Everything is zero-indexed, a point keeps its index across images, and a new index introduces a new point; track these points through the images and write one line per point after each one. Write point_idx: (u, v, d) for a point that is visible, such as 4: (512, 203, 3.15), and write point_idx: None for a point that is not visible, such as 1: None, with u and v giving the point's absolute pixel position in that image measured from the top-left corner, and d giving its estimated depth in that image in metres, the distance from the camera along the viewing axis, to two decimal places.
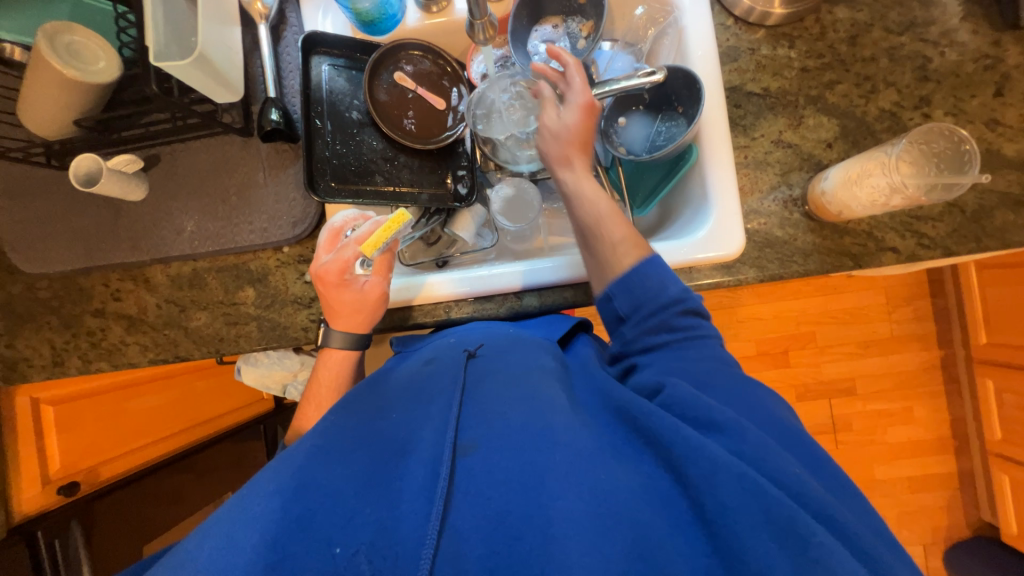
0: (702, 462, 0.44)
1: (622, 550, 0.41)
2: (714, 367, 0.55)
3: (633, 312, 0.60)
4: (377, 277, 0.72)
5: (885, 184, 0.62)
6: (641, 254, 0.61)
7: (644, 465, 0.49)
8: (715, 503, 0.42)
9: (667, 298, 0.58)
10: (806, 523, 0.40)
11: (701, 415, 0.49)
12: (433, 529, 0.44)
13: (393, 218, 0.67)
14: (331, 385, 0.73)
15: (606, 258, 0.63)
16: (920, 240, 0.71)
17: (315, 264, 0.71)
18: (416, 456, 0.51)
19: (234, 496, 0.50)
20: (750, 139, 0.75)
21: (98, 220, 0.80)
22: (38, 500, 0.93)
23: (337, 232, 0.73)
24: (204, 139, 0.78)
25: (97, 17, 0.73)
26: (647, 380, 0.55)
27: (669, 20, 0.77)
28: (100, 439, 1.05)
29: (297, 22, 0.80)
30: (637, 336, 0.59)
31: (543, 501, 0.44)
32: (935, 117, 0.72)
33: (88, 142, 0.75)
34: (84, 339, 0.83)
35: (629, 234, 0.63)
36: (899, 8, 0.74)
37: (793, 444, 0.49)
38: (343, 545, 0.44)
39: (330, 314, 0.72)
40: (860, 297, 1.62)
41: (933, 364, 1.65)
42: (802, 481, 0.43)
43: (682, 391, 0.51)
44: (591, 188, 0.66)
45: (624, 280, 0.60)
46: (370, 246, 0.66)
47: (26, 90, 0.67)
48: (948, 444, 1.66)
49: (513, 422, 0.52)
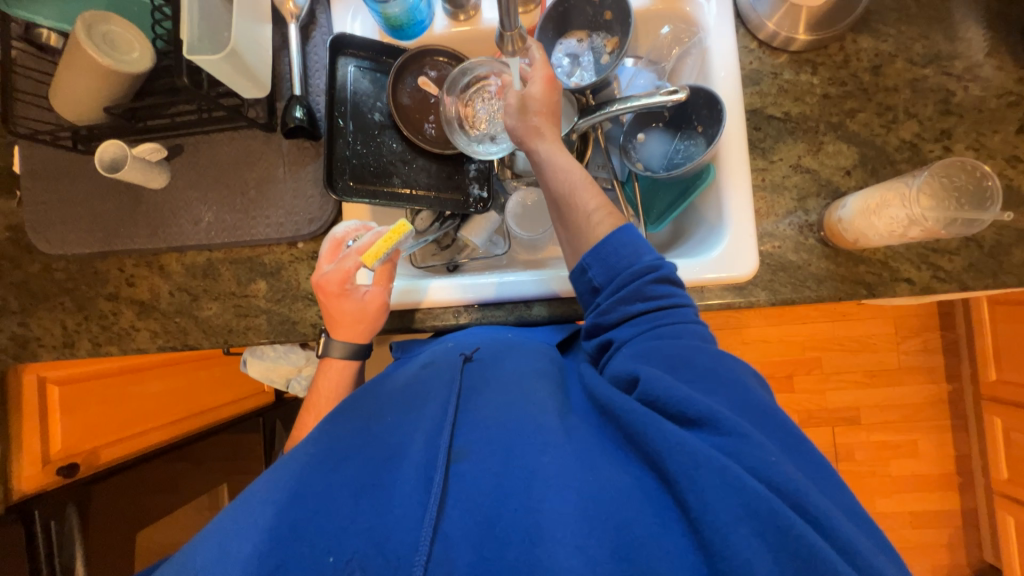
0: (679, 458, 0.43)
1: (606, 550, 0.42)
2: (690, 344, 0.53)
3: (611, 299, 0.57)
4: (378, 286, 0.72)
5: (904, 216, 0.62)
6: (615, 223, 0.60)
7: (629, 464, 0.47)
8: (695, 496, 0.41)
9: (647, 285, 0.56)
10: (785, 515, 0.39)
11: (678, 409, 0.47)
12: (425, 537, 0.44)
13: (394, 229, 0.71)
14: (330, 395, 0.73)
15: (579, 225, 0.62)
16: (936, 273, 0.70)
17: (317, 274, 0.72)
18: (408, 461, 0.51)
19: (228, 507, 0.50)
20: (768, 161, 0.75)
21: (119, 205, 0.81)
22: (37, 479, 0.93)
23: (339, 243, 0.73)
24: (227, 133, 0.79)
25: (134, 8, 0.74)
26: (622, 368, 0.53)
27: (693, 40, 0.78)
28: (102, 421, 1.06)
29: (326, 23, 0.81)
30: (615, 322, 0.58)
31: (531, 506, 0.45)
32: (955, 151, 0.72)
33: (115, 129, 0.77)
34: (95, 322, 0.83)
35: (605, 204, 0.62)
36: (924, 40, 0.74)
37: (772, 425, 0.47)
38: (337, 553, 0.44)
39: (331, 323, 0.72)
40: (869, 325, 1.61)
41: (940, 398, 1.62)
42: (782, 470, 0.42)
43: (659, 383, 0.48)
44: (566, 159, 0.65)
45: (598, 250, 0.59)
46: (371, 256, 0.69)
47: (63, 77, 0.69)
48: (953, 480, 1.63)
49: (500, 425, 0.51)
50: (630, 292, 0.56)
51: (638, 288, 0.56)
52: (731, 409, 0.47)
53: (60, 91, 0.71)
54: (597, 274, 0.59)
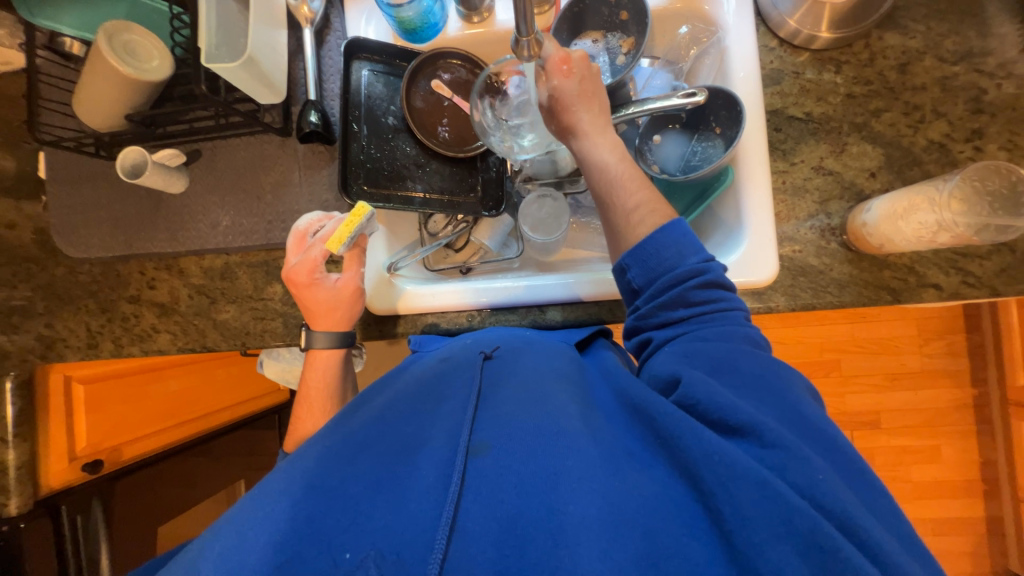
0: (719, 468, 0.43)
1: (631, 555, 0.41)
2: (739, 349, 0.52)
3: (651, 303, 0.57)
4: (348, 272, 0.73)
5: (933, 221, 0.60)
6: (662, 219, 0.59)
7: (657, 471, 0.47)
8: (734, 512, 0.41)
9: (693, 290, 0.55)
10: (828, 534, 0.38)
11: (719, 415, 0.46)
12: (442, 532, 0.44)
13: (354, 212, 0.69)
14: (319, 387, 0.74)
15: (621, 225, 0.61)
16: (965, 278, 0.68)
17: (286, 267, 0.72)
18: (429, 454, 0.51)
19: (246, 496, 0.50)
20: (789, 164, 0.73)
21: (140, 210, 0.82)
22: (65, 475, 0.95)
23: (303, 235, 0.73)
24: (244, 137, 0.80)
25: (153, 16, 0.75)
26: (663, 369, 0.53)
27: (712, 40, 0.76)
28: (124, 420, 1.08)
29: (341, 28, 0.81)
30: (657, 323, 0.58)
31: (555, 506, 0.45)
32: (987, 152, 0.70)
33: (136, 135, 0.78)
34: (118, 324, 0.85)
35: (647, 200, 0.61)
36: (955, 36, 0.71)
37: (820, 440, 0.46)
38: (353, 550, 0.43)
39: (309, 315, 0.72)
40: (890, 327, 1.57)
41: (964, 403, 1.58)
42: (828, 488, 0.41)
43: (701, 388, 0.48)
44: (605, 146, 0.64)
45: (638, 252, 0.58)
46: (334, 242, 0.69)
47: (87, 87, 0.71)
48: (977, 488, 1.59)
49: (524, 424, 0.51)
50: (674, 295, 0.56)
51: (682, 293, 0.55)
52: (778, 422, 0.46)
53: (85, 101, 0.73)
54: (636, 275, 0.58)
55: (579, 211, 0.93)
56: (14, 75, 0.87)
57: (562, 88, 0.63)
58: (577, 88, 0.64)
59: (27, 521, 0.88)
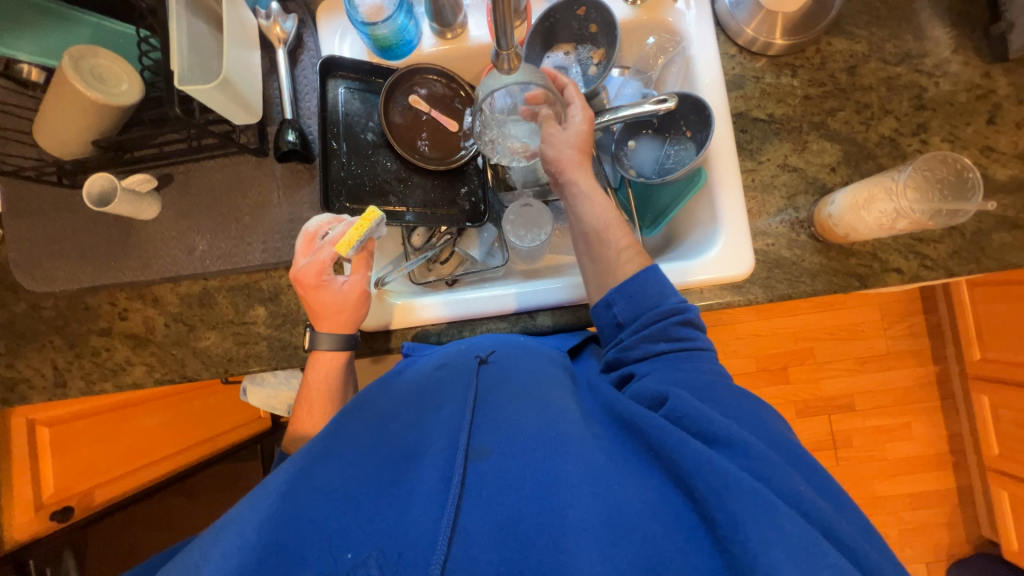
0: (710, 476, 0.43)
1: (632, 561, 0.41)
2: (715, 381, 0.54)
3: (634, 336, 0.60)
4: (356, 276, 0.73)
5: (891, 210, 0.65)
6: (643, 263, 0.64)
7: (653, 477, 0.48)
8: (726, 516, 0.41)
9: (675, 326, 0.58)
10: (818, 542, 0.40)
11: (703, 427, 0.48)
12: (443, 536, 0.43)
13: (365, 216, 0.70)
14: (320, 389, 0.73)
15: (609, 261, 0.65)
16: (923, 261, 0.73)
17: (293, 268, 0.71)
18: (427, 460, 0.51)
19: (246, 498, 0.50)
20: (756, 162, 0.78)
21: (108, 238, 0.79)
22: (32, 525, 0.92)
23: (312, 236, 0.72)
24: (219, 159, 0.78)
25: (120, 40, 0.74)
26: (647, 388, 0.54)
27: (677, 49, 0.79)
28: (96, 462, 1.03)
29: (314, 46, 0.81)
30: (637, 356, 0.59)
31: (556, 508, 0.45)
32: (932, 144, 0.75)
33: (102, 162, 0.76)
34: (87, 359, 0.81)
35: (634, 245, 0.66)
36: (894, 40, 0.78)
37: (800, 465, 0.48)
38: (354, 551, 0.43)
39: (315, 318, 0.72)
40: (856, 313, 1.65)
41: (928, 380, 1.67)
42: (811, 500, 0.43)
43: (687, 403, 0.50)
44: (602, 199, 0.68)
45: (625, 287, 0.61)
46: (343, 246, 0.68)
47: (48, 111, 0.68)
48: (947, 460, 1.68)
49: (525, 428, 0.52)
50: (657, 329, 0.58)
51: (665, 326, 0.58)
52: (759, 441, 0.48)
53: (47, 127, 0.70)
54: (621, 310, 0.61)
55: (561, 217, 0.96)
56: None
57: (579, 137, 0.70)
58: (574, 144, 0.69)
59: None
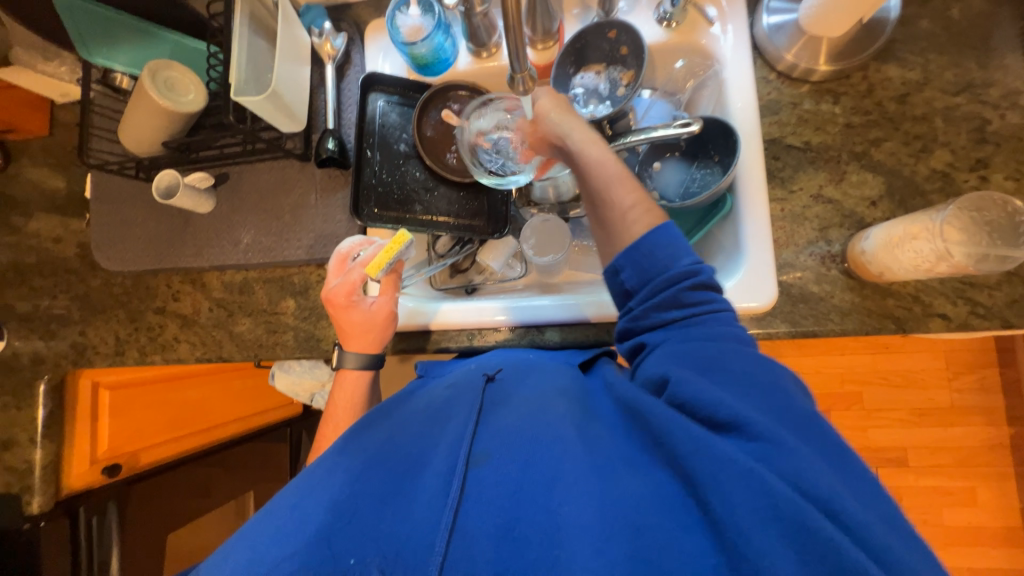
0: (706, 459, 0.44)
1: (626, 551, 0.42)
2: (730, 347, 0.52)
3: (645, 304, 0.57)
4: (383, 297, 0.76)
5: (929, 251, 0.59)
6: (653, 219, 0.60)
7: (655, 471, 0.48)
8: (721, 500, 0.42)
9: (686, 291, 0.55)
10: (815, 519, 0.39)
11: (708, 411, 0.47)
12: (442, 537, 0.46)
13: (395, 239, 0.74)
14: (347, 407, 0.76)
15: (618, 222, 0.62)
16: (974, 309, 0.66)
17: (326, 289, 0.76)
18: (429, 471, 0.52)
19: (257, 515, 0.54)
20: (788, 192, 0.74)
21: (170, 228, 0.89)
22: (85, 477, 1.00)
23: (344, 258, 0.77)
24: (268, 162, 0.86)
25: (193, 55, 0.83)
26: (654, 370, 0.53)
27: (709, 73, 0.79)
28: (142, 425, 1.13)
29: (360, 62, 0.88)
30: (648, 326, 0.57)
31: (552, 507, 0.46)
32: (993, 181, 0.69)
33: (171, 160, 0.86)
34: (143, 334, 0.91)
35: (642, 200, 0.62)
36: (955, 68, 0.72)
37: (812, 432, 0.46)
38: (357, 556, 0.47)
39: (345, 336, 0.76)
40: (917, 359, 1.51)
41: (1000, 443, 1.48)
42: (814, 477, 0.41)
43: (690, 387, 0.49)
44: (601, 154, 0.66)
45: (633, 251, 0.58)
46: (374, 268, 0.72)
47: (130, 117, 0.79)
48: (1018, 537, 1.47)
49: (521, 433, 0.53)
50: (667, 297, 0.55)
51: (677, 293, 0.55)
52: (768, 416, 0.46)
53: (129, 130, 0.80)
54: (628, 276, 0.59)
55: (581, 234, 0.96)
56: (72, 104, 0.97)
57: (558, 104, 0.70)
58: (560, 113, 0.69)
59: (47, 520, 0.95)
